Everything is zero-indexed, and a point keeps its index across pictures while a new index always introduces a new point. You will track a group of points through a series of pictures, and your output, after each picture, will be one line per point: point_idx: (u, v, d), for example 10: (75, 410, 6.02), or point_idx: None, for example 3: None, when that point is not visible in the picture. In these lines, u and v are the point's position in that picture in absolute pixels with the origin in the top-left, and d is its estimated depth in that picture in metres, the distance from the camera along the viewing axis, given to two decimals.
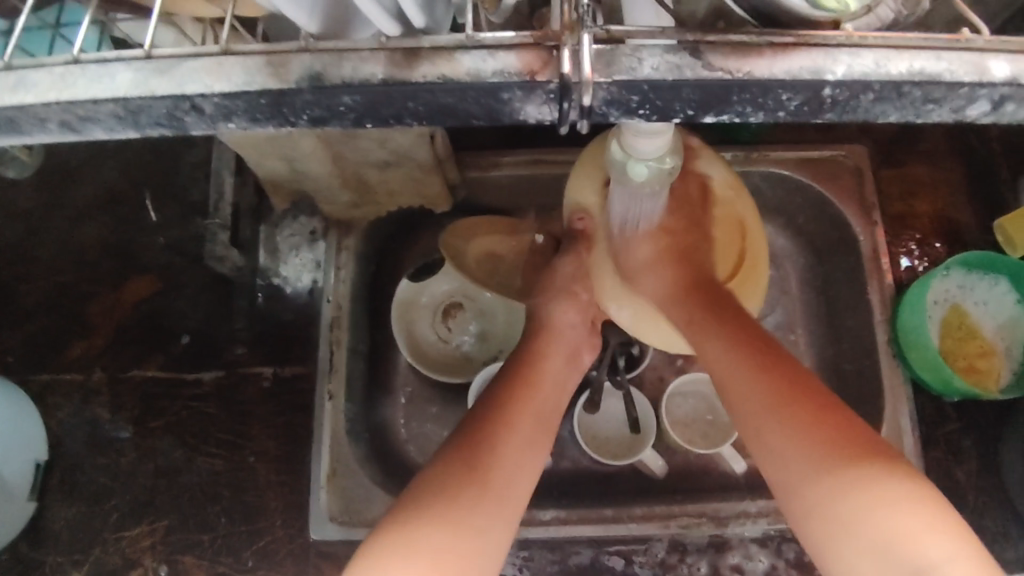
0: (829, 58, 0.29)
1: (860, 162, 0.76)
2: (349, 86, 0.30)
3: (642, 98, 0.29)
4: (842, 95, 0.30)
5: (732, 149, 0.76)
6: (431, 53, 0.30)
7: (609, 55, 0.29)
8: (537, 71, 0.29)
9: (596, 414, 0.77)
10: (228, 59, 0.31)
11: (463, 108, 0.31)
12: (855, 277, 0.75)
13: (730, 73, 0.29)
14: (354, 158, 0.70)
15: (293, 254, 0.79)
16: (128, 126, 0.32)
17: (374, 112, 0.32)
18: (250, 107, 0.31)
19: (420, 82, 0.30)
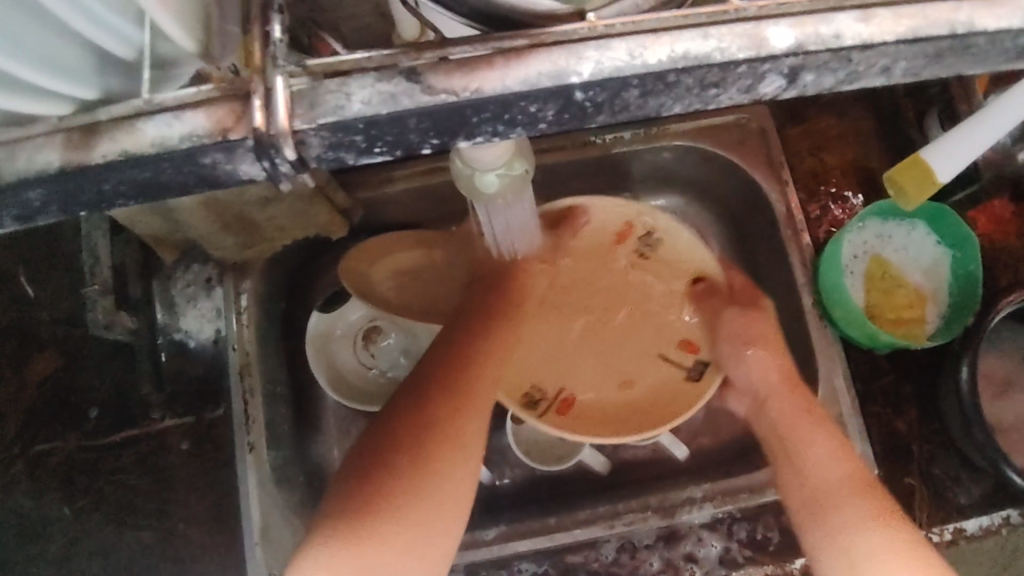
0: (572, 58, 0.28)
1: (763, 123, 0.73)
2: (29, 180, 0.29)
3: (365, 135, 0.28)
4: (600, 96, 0.28)
5: (631, 128, 0.73)
6: (110, 126, 0.28)
7: (311, 95, 0.28)
8: (229, 128, 0.28)
9: (527, 422, 0.74)
10: None
11: (169, 178, 0.29)
12: (773, 239, 0.73)
13: (456, 93, 0.28)
14: (230, 199, 0.65)
15: (191, 306, 0.74)
16: None
17: (74, 198, 0.30)
18: None
19: (101, 163, 0.28)
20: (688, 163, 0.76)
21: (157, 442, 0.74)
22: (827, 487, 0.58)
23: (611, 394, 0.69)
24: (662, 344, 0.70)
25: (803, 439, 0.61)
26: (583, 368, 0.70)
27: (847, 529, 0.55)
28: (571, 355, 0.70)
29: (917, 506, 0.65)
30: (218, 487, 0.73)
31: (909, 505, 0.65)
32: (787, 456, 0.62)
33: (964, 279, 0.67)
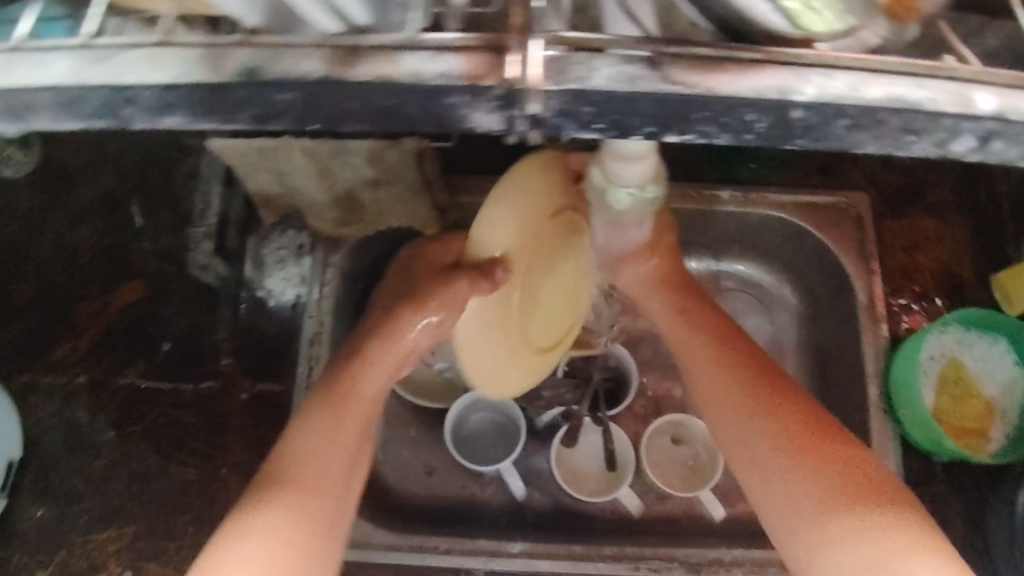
0: (797, 78, 0.29)
1: (861, 211, 0.74)
2: (284, 82, 0.30)
3: (595, 108, 0.29)
4: (813, 118, 0.30)
5: (730, 189, 0.76)
6: (372, 52, 0.30)
7: (561, 63, 0.29)
8: (482, 76, 0.29)
9: (573, 448, 0.75)
10: (167, 51, 0.30)
11: (405, 111, 0.31)
12: (850, 324, 0.73)
13: (689, 87, 0.29)
14: (343, 174, 0.66)
15: (278, 267, 0.78)
16: (72, 115, 0.32)
17: (313, 109, 0.31)
18: (191, 102, 0.31)
19: (361, 82, 0.30)
20: (777, 236, 0.78)
21: (219, 386, 0.76)
22: (799, 505, 0.53)
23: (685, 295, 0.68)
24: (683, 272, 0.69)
25: (764, 460, 0.56)
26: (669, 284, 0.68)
27: (846, 546, 0.50)
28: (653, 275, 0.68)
29: None
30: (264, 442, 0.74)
31: None
32: (754, 489, 0.57)
33: None
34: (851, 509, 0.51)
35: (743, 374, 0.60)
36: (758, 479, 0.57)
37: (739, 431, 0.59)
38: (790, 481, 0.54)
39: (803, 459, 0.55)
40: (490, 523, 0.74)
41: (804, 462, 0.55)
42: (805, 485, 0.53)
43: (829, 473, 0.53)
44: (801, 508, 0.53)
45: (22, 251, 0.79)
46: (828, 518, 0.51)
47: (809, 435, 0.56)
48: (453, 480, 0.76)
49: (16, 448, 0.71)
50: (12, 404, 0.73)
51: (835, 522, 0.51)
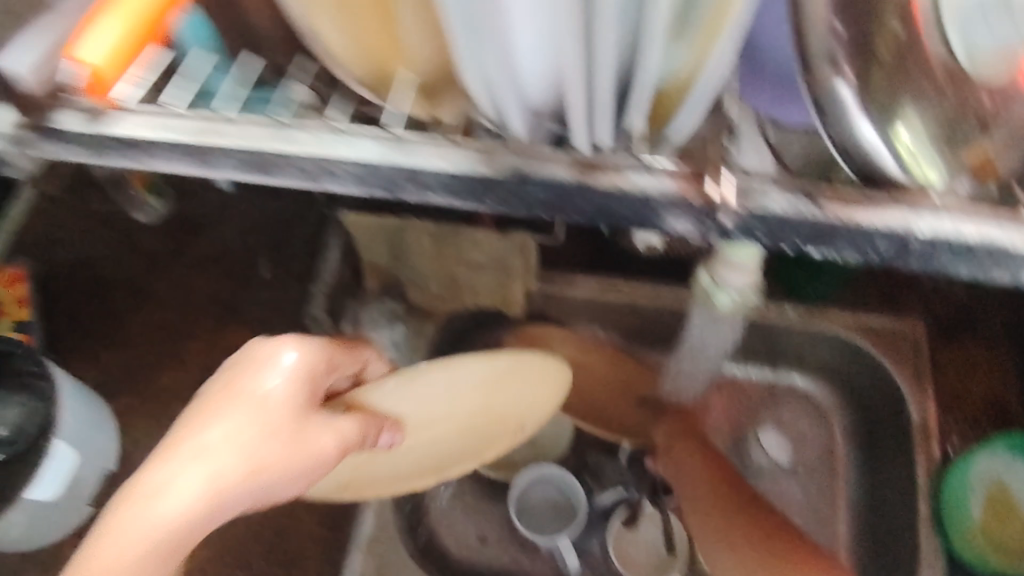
0: (916, 216, 0.35)
1: (918, 337, 0.80)
2: (539, 181, 0.37)
3: (764, 226, 0.35)
4: (926, 249, 0.35)
5: (797, 306, 0.82)
6: (608, 168, 0.37)
7: (746, 191, 0.35)
8: (690, 194, 0.36)
9: (632, 532, 0.80)
10: (452, 147, 0.38)
11: (622, 215, 0.37)
12: (901, 445, 0.79)
13: (838, 218, 0.35)
14: (453, 254, 0.73)
15: (373, 330, 0.86)
16: (360, 185, 0.39)
17: (553, 205, 0.38)
18: (460, 187, 0.38)
19: (600, 189, 0.37)
20: (837, 354, 0.84)
21: None
22: None
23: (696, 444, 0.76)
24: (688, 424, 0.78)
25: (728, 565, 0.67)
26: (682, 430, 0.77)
27: None
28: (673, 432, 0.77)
29: None
30: None
31: None
32: None
33: None
34: None
35: (724, 500, 0.70)
36: None
37: (713, 541, 0.69)
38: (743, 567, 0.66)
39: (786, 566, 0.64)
40: None
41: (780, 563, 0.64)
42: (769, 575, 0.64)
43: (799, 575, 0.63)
44: None
45: (143, 286, 0.81)
46: None
47: (776, 539, 0.66)
48: (512, 552, 0.81)
49: (111, 460, 0.81)
50: (112, 423, 0.81)
51: None
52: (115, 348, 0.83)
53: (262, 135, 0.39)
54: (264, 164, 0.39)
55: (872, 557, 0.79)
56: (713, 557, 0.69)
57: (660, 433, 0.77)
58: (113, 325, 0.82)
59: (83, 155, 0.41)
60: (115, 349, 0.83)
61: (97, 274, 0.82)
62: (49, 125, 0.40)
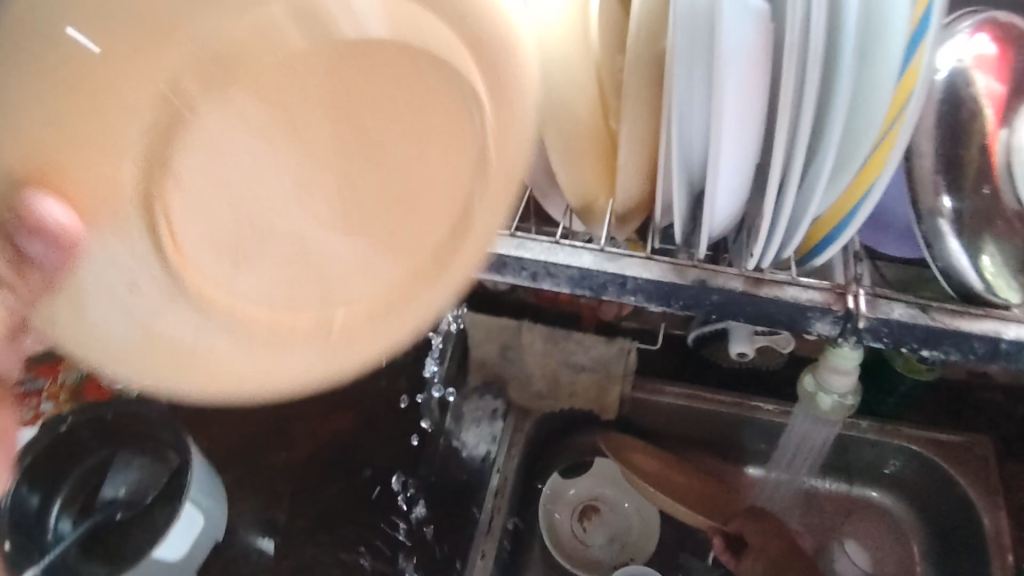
0: (1005, 325, 0.42)
1: (986, 452, 0.86)
2: (720, 290, 0.45)
3: (887, 330, 0.43)
4: (1015, 351, 0.42)
5: (868, 419, 0.89)
6: (770, 282, 0.45)
7: (872, 303, 0.43)
8: (834, 302, 0.43)
9: None
10: (650, 263, 0.47)
11: (778, 318, 0.45)
12: (977, 554, 0.82)
13: (945, 324, 0.42)
14: (561, 356, 0.83)
15: (474, 424, 0.94)
16: (574, 286, 0.48)
17: (724, 310, 0.45)
18: (654, 292, 0.46)
19: (765, 298, 0.44)
20: (910, 467, 0.89)
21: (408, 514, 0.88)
22: None
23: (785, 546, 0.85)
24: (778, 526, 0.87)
25: None
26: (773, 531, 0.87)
27: None
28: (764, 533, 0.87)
29: None
30: None
31: None
32: None
33: None
34: None
35: None
36: None
37: None
38: None
39: None
40: None
41: None
42: None
43: None
44: None
45: None
46: None
47: None
48: None
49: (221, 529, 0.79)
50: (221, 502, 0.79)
51: None
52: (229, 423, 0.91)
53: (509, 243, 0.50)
54: (502, 266, 0.49)
55: None
56: None
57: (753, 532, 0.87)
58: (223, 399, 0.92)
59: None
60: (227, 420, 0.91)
61: None
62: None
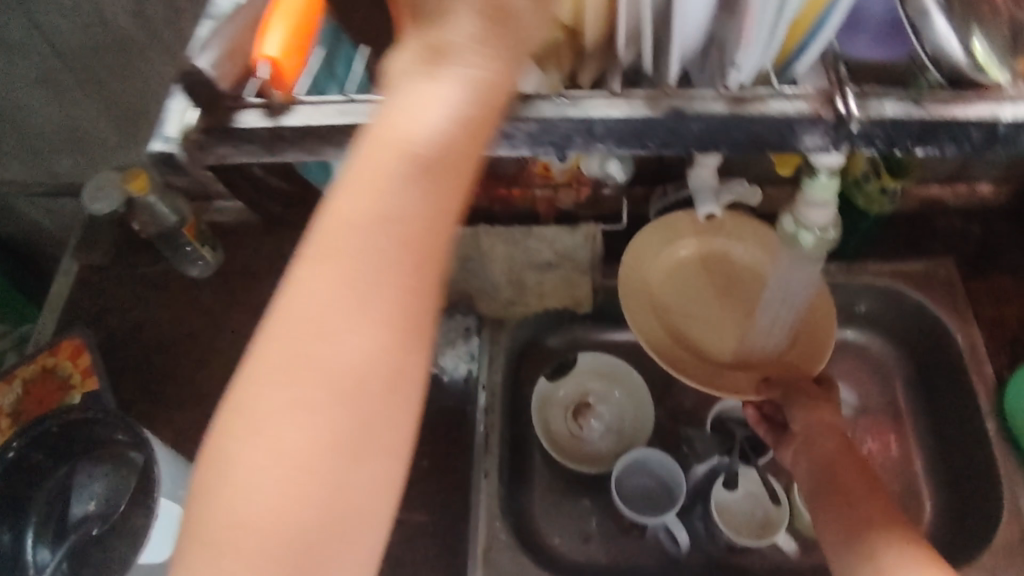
0: (1000, 106, 0.38)
1: (951, 274, 0.88)
2: (699, 116, 0.39)
3: (883, 132, 0.38)
4: (1010, 132, 0.38)
5: (836, 262, 0.89)
6: (752, 99, 0.39)
7: (861, 102, 0.38)
8: (822, 110, 0.38)
9: (732, 495, 0.85)
10: (618, 99, 0.40)
11: (767, 138, 0.39)
12: (954, 371, 0.85)
13: (940, 114, 0.38)
14: (524, 258, 0.80)
15: (449, 347, 0.89)
16: (531, 144, 0.40)
17: (704, 141, 0.40)
18: (624, 134, 0.39)
19: (748, 117, 0.39)
20: (880, 303, 0.91)
21: None
22: (836, 534, 0.63)
23: (835, 439, 0.71)
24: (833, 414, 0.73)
25: (838, 528, 0.63)
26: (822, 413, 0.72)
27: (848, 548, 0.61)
28: (818, 420, 0.72)
29: None
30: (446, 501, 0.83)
31: None
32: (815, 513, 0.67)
33: None
34: (881, 537, 0.60)
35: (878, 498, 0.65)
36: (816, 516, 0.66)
37: (836, 521, 0.64)
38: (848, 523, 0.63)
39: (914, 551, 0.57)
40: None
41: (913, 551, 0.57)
42: (868, 536, 0.60)
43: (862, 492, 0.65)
44: (838, 540, 0.62)
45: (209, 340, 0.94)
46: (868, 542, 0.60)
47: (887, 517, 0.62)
48: (617, 541, 0.86)
49: None
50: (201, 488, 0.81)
51: (874, 540, 0.60)
52: (192, 405, 0.91)
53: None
54: None
55: (949, 478, 0.84)
56: (830, 524, 0.64)
57: (794, 396, 0.74)
58: (183, 385, 0.91)
59: (261, 155, 0.41)
60: (191, 403, 0.90)
61: (155, 330, 0.95)
62: (231, 127, 0.40)
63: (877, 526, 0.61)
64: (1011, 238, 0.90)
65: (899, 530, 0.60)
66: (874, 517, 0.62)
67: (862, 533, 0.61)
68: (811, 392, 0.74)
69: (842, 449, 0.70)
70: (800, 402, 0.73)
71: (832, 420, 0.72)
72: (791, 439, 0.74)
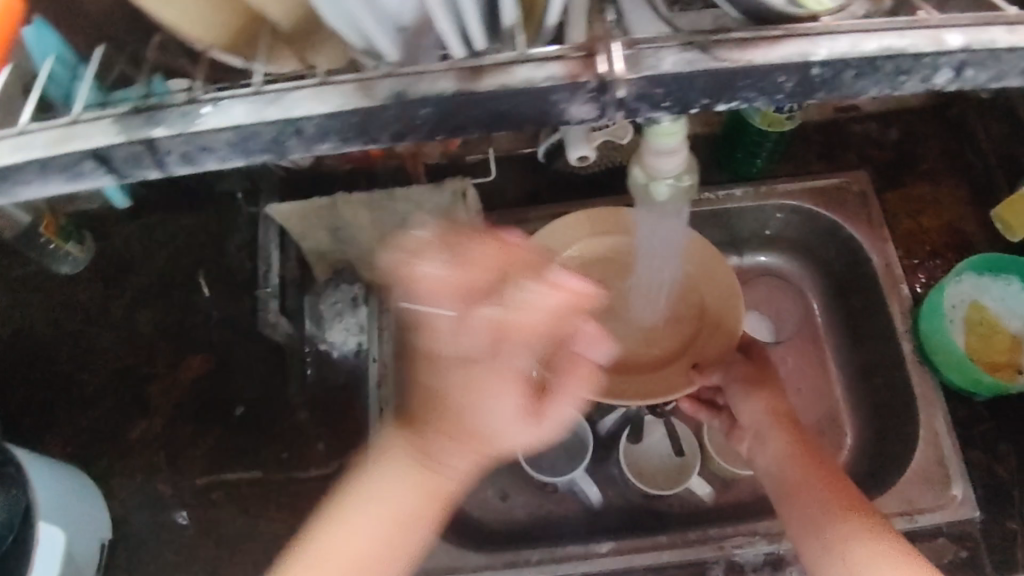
0: (813, 43, 0.32)
1: (863, 187, 0.81)
2: (424, 100, 0.32)
3: (666, 90, 0.32)
4: (828, 73, 0.32)
5: (742, 185, 0.82)
6: (492, 67, 0.32)
7: (635, 58, 0.31)
8: (579, 74, 0.31)
9: (640, 445, 0.80)
10: (325, 87, 0.32)
11: (520, 112, 0.33)
12: (869, 288, 0.80)
13: (736, 61, 0.32)
14: (394, 222, 0.73)
15: (336, 321, 0.82)
16: (239, 154, 0.34)
17: (444, 124, 0.33)
18: (344, 127, 0.33)
19: (487, 93, 0.32)
20: (793, 222, 0.84)
21: (297, 437, 0.81)
22: (806, 522, 0.57)
23: (783, 422, 0.65)
24: (776, 394, 0.67)
25: (807, 518, 0.58)
26: (766, 394, 0.66)
27: (828, 549, 0.55)
28: (765, 404, 0.66)
29: (1017, 551, 0.68)
30: (344, 483, 0.79)
31: (1010, 548, 0.68)
32: (780, 496, 0.61)
33: None
34: (852, 524, 0.56)
35: (841, 485, 0.59)
36: (786, 497, 0.60)
37: (807, 512, 0.58)
38: (823, 507, 0.57)
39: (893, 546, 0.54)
40: (569, 534, 0.79)
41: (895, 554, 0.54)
42: (846, 528, 0.56)
43: (829, 480, 0.59)
44: (811, 523, 0.57)
45: (84, 342, 0.85)
46: (855, 540, 0.55)
47: (855, 505, 0.57)
48: (531, 501, 0.82)
49: (106, 528, 0.77)
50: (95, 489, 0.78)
51: (853, 535, 0.55)
52: (77, 410, 0.83)
53: (110, 130, 0.33)
54: (137, 159, 0.34)
55: (868, 402, 0.80)
56: (797, 512, 0.59)
57: (729, 379, 0.68)
58: (63, 388, 0.84)
59: None
60: (75, 408, 0.83)
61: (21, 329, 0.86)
62: None
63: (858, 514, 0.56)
64: (927, 140, 0.84)
65: (877, 522, 0.56)
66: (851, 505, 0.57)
67: (828, 521, 0.56)
68: (751, 372, 0.69)
69: (790, 431, 0.64)
70: (736, 388, 0.68)
71: (776, 398, 0.66)
72: (742, 434, 0.68)
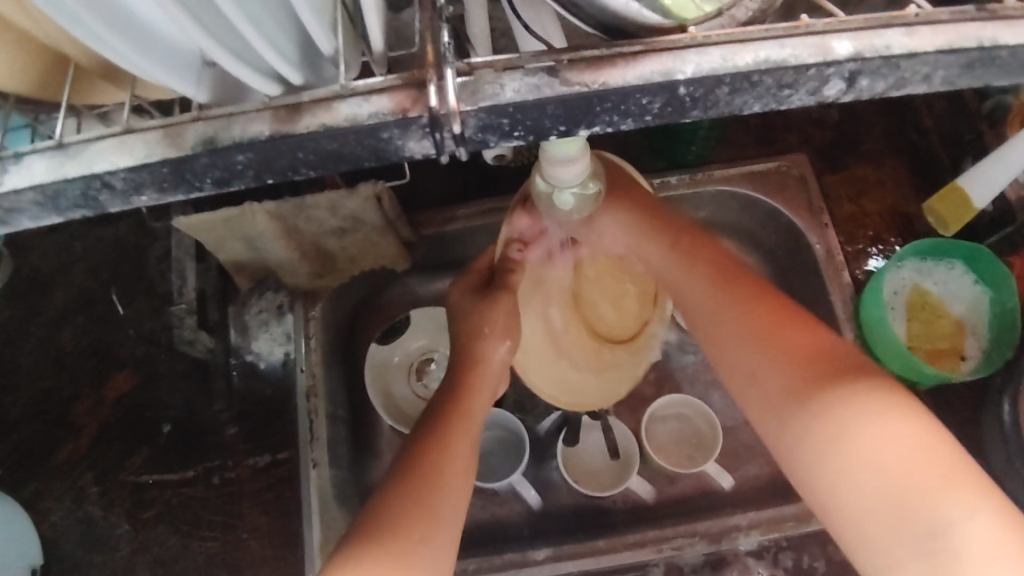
0: (677, 60, 0.32)
1: (803, 170, 0.77)
2: (239, 146, 0.33)
3: (511, 120, 0.32)
4: (697, 92, 0.32)
5: (678, 172, 0.79)
6: (311, 105, 0.33)
7: (473, 85, 0.31)
8: (409, 108, 0.32)
9: (577, 447, 0.78)
10: (129, 137, 0.33)
11: (349, 152, 0.33)
12: (813, 274, 0.77)
13: (588, 85, 0.32)
14: (310, 229, 0.70)
15: (263, 329, 0.79)
16: (50, 212, 0.34)
17: (269, 167, 0.34)
18: (156, 177, 0.33)
19: (304, 133, 0.32)
20: (734, 208, 0.81)
21: (225, 455, 0.76)
22: (778, 407, 0.56)
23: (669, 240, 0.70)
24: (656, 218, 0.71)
25: (770, 395, 0.57)
26: (643, 227, 0.70)
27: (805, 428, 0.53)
28: (630, 219, 0.71)
29: None
30: (278, 497, 0.75)
31: None
32: (737, 375, 0.61)
33: (1001, 316, 0.70)
34: (828, 388, 0.54)
35: (772, 327, 0.60)
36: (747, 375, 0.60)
37: (776, 394, 0.57)
38: (778, 380, 0.57)
39: (856, 385, 0.52)
40: (513, 536, 0.76)
41: (867, 393, 0.51)
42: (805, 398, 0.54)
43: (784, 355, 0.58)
44: (782, 410, 0.56)
45: (6, 362, 0.80)
46: (828, 408, 0.52)
47: (810, 364, 0.56)
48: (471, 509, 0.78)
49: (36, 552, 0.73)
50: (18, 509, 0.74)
51: (820, 399, 0.53)
52: None
53: None
54: None
55: None
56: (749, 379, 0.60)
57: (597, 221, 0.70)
58: None
59: None
60: None
61: None
62: None
63: (816, 392, 0.54)
64: (869, 119, 0.81)
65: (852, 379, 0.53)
66: (812, 379, 0.55)
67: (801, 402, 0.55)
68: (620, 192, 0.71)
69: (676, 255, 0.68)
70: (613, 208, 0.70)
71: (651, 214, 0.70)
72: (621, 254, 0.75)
